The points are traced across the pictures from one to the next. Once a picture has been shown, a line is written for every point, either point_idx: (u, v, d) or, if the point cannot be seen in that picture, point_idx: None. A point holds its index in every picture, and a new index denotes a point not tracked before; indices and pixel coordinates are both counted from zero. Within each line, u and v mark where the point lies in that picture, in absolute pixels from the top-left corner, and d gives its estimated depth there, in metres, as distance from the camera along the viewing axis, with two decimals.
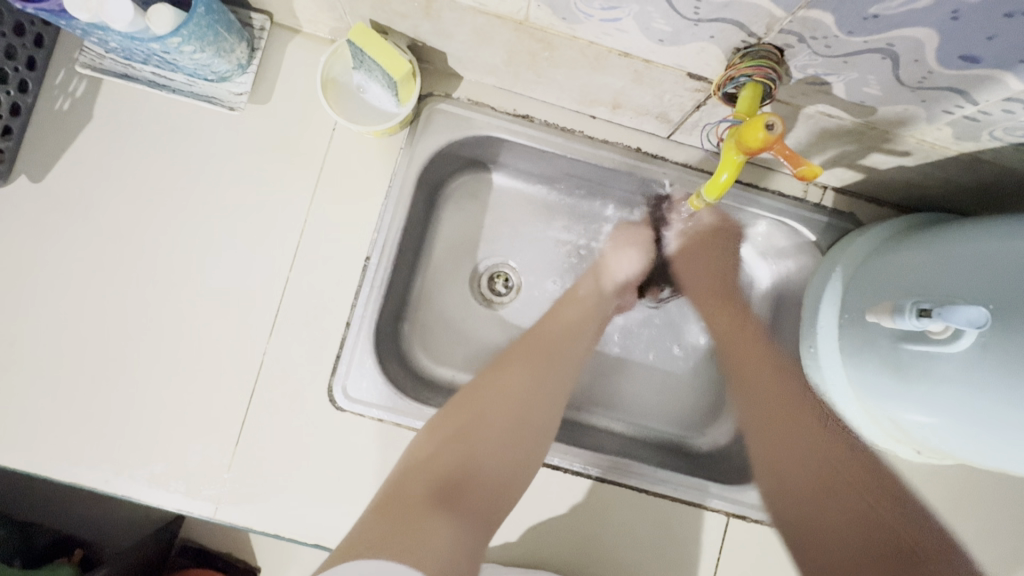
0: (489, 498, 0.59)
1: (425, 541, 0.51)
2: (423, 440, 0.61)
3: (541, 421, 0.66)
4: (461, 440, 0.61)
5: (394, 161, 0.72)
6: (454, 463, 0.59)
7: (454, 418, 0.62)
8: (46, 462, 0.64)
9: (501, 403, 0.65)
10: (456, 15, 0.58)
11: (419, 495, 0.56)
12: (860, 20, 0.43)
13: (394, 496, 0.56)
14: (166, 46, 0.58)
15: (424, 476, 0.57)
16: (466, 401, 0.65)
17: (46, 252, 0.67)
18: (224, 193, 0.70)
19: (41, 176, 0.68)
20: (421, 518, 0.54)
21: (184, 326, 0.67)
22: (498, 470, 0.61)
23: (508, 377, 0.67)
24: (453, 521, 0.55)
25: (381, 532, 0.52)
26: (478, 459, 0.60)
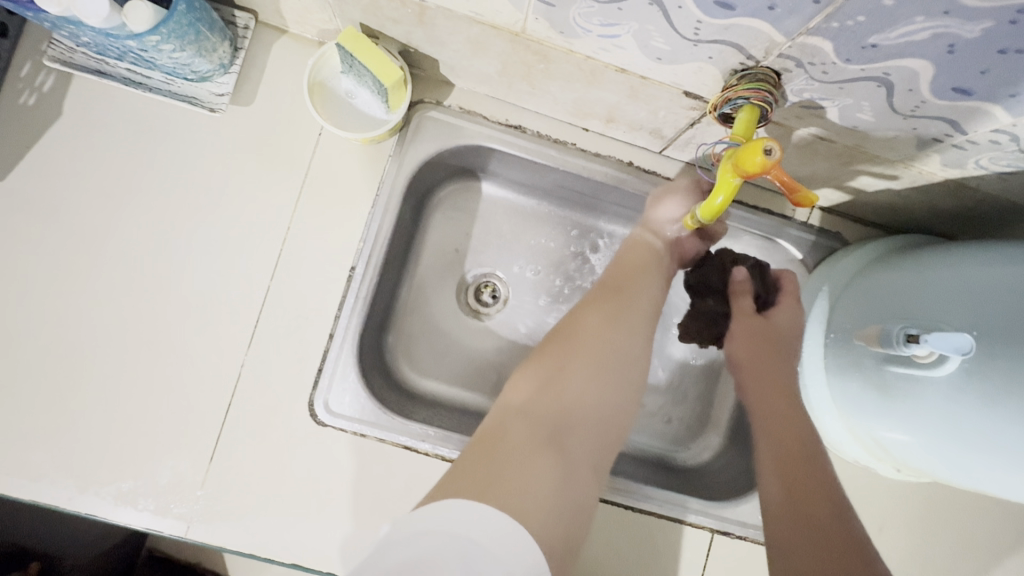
0: (591, 444, 0.56)
1: (530, 488, 0.48)
2: (517, 386, 0.58)
3: (634, 365, 0.62)
4: (556, 387, 0.57)
5: (382, 168, 0.70)
6: (553, 407, 0.55)
7: (548, 362, 0.60)
8: (1, 479, 0.60)
9: (591, 352, 0.60)
10: (451, 23, 0.56)
11: (521, 441, 0.52)
12: (859, 49, 0.43)
13: (497, 437, 0.53)
14: (143, 43, 0.55)
15: (527, 416, 0.55)
16: (557, 351, 0.60)
17: (5, 256, 0.63)
18: (202, 197, 0.67)
19: (3, 174, 0.64)
20: (527, 459, 0.50)
21: (157, 336, 0.64)
22: (597, 414, 0.58)
23: (592, 319, 0.63)
24: (557, 470, 0.51)
25: (482, 480, 0.48)
26: (573, 407, 0.56)
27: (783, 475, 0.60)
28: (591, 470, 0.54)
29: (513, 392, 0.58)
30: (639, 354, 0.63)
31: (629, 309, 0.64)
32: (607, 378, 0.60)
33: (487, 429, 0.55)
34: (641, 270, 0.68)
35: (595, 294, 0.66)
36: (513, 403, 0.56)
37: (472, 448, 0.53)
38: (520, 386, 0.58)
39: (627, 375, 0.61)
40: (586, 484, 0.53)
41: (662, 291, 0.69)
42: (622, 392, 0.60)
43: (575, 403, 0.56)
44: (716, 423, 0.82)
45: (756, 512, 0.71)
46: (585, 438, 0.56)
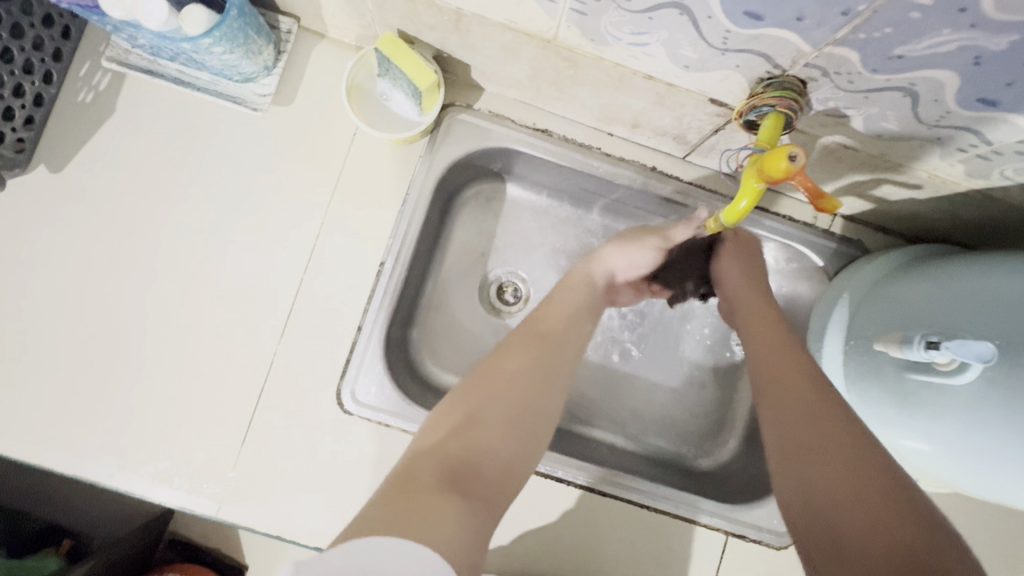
0: (498, 494, 0.47)
1: (420, 542, 0.37)
2: (433, 411, 0.53)
3: (552, 388, 0.57)
4: (463, 416, 0.50)
5: (412, 169, 0.73)
6: (463, 448, 0.48)
7: (465, 382, 0.55)
8: (49, 453, 0.63)
9: (509, 380, 0.54)
10: (485, 30, 0.59)
11: (424, 483, 0.44)
12: (885, 59, 0.44)
13: (404, 474, 0.45)
14: (197, 45, 0.58)
15: (433, 458, 0.46)
16: (473, 371, 0.56)
17: (60, 243, 0.67)
18: (242, 192, 0.70)
19: (61, 167, 0.68)
20: (428, 500, 0.42)
21: (196, 323, 0.67)
22: (513, 456, 0.50)
23: (512, 346, 0.59)
24: (463, 518, 0.42)
25: (378, 532, 0.37)
26: (484, 448, 0.48)
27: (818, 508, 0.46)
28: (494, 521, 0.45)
29: (426, 423, 0.52)
30: (559, 391, 0.58)
31: (553, 333, 0.61)
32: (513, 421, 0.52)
33: (392, 475, 0.46)
34: (569, 307, 0.66)
35: (524, 331, 0.61)
36: (421, 447, 0.47)
37: (373, 501, 0.42)
38: (434, 409, 0.53)
39: (545, 409, 0.55)
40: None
41: (590, 316, 0.67)
42: (526, 444, 0.52)
43: (492, 438, 0.50)
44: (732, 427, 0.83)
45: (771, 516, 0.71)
46: (493, 481, 0.47)
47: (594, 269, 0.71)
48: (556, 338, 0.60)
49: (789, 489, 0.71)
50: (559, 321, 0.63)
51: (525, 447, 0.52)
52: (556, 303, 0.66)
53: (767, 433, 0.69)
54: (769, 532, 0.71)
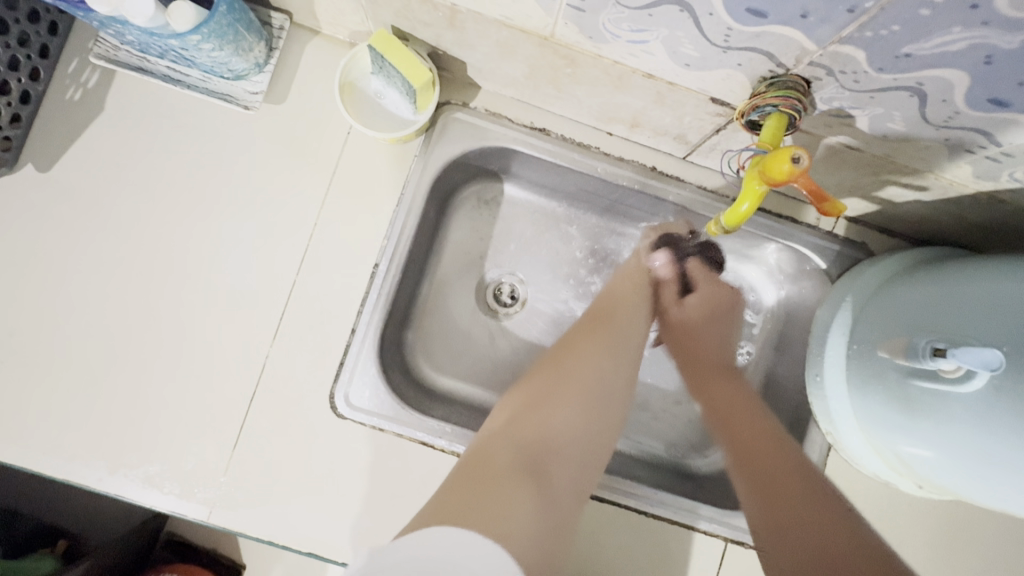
0: (574, 477, 0.55)
1: (504, 520, 0.46)
2: (499, 414, 0.58)
3: (615, 389, 0.61)
4: (528, 414, 0.56)
5: (407, 168, 0.71)
6: (533, 438, 0.54)
7: (534, 398, 0.58)
8: (38, 457, 0.62)
9: (565, 385, 0.59)
10: (481, 26, 0.57)
11: (498, 468, 0.51)
12: (892, 58, 0.42)
13: (482, 459, 0.53)
14: (185, 42, 0.57)
15: (507, 444, 0.54)
16: (533, 387, 0.60)
17: (50, 242, 0.66)
18: (234, 192, 0.69)
19: (49, 166, 0.67)
20: (505, 485, 0.49)
21: (187, 325, 0.66)
22: (588, 436, 0.57)
23: (573, 347, 0.63)
24: (535, 501, 0.49)
25: (459, 508, 0.46)
26: (554, 430, 0.56)
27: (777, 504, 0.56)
28: (574, 495, 0.53)
29: (490, 429, 0.57)
30: (625, 382, 0.62)
31: (603, 345, 0.63)
32: (587, 404, 0.58)
33: (470, 458, 0.54)
34: (630, 309, 0.69)
35: (576, 330, 0.66)
36: (494, 431, 0.56)
37: (451, 478, 0.52)
38: (501, 417, 0.58)
39: (608, 399, 0.60)
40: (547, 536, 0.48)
41: (636, 318, 0.69)
42: (603, 419, 0.59)
43: (558, 430, 0.56)
44: None
45: None
46: (573, 465, 0.55)
47: (643, 258, 0.75)
48: (603, 310, 0.69)
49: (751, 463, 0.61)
50: (614, 314, 0.68)
51: (597, 429, 0.58)
52: (614, 290, 0.71)
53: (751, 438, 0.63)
54: None
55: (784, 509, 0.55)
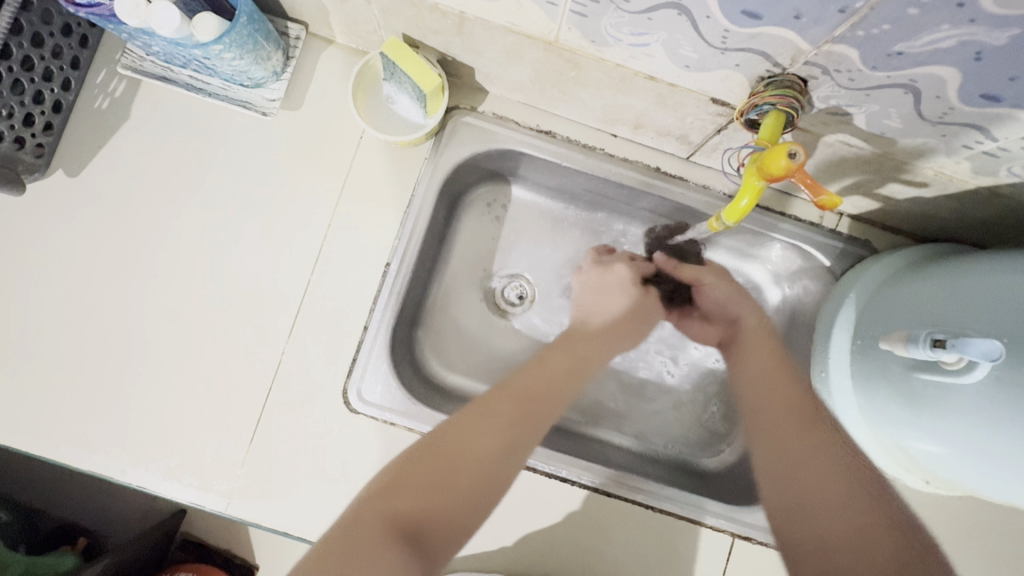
0: (462, 497, 0.50)
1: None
2: (484, 432, 0.54)
3: (492, 488, 0.52)
4: (451, 432, 0.53)
5: (418, 170, 0.74)
6: (416, 505, 0.47)
7: (429, 485, 0.49)
8: (65, 450, 0.65)
9: (475, 419, 0.55)
10: (488, 33, 0.60)
11: (364, 544, 0.43)
12: (884, 56, 0.44)
13: (360, 531, 0.45)
14: (208, 52, 0.60)
15: (385, 503, 0.47)
16: (454, 453, 0.52)
17: (78, 245, 0.69)
18: (253, 194, 0.71)
19: (78, 171, 0.70)
20: (378, 559, 0.42)
21: (207, 323, 0.69)
22: (483, 487, 0.51)
23: (479, 441, 0.53)
24: (405, 566, 0.42)
25: (333, 563, 0.41)
26: (454, 476, 0.50)
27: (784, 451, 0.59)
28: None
29: (401, 490, 0.48)
30: (553, 403, 0.60)
31: (520, 426, 0.56)
32: (496, 443, 0.53)
33: (354, 521, 0.46)
34: (549, 399, 0.60)
35: (556, 346, 0.68)
36: (400, 492, 0.48)
37: (343, 526, 0.46)
38: (418, 472, 0.50)
39: (541, 417, 0.58)
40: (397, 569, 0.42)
41: (625, 341, 0.73)
42: (511, 451, 0.54)
43: (444, 505, 0.49)
44: (738, 429, 0.83)
45: None
46: (451, 529, 0.48)
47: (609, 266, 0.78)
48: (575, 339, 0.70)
49: (807, 440, 0.59)
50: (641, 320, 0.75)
51: (501, 470, 0.53)
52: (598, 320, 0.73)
53: (774, 426, 0.62)
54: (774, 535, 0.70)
55: (826, 502, 0.52)
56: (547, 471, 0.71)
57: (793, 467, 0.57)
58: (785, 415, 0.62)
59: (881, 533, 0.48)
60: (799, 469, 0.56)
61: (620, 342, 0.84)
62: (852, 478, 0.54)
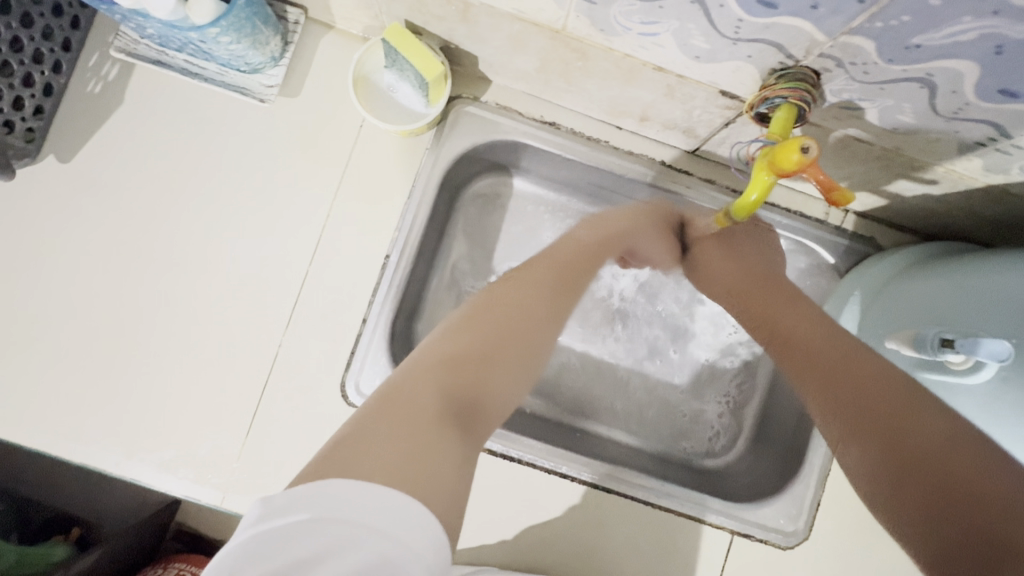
0: (505, 380, 0.46)
1: (439, 474, 0.36)
2: (526, 291, 0.52)
3: (536, 352, 0.50)
4: (481, 315, 0.49)
5: (419, 160, 0.72)
6: (460, 377, 0.43)
7: (481, 350, 0.46)
8: (57, 441, 0.64)
9: (511, 306, 0.50)
10: (492, 20, 0.58)
11: (419, 417, 0.39)
12: (902, 49, 0.43)
13: (416, 403, 0.40)
14: (204, 35, 0.58)
15: (432, 375, 0.42)
16: (505, 316, 0.49)
17: (70, 232, 0.68)
18: (250, 182, 0.70)
19: (70, 157, 0.69)
20: (429, 436, 0.38)
21: (202, 313, 0.68)
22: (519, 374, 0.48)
23: (525, 301, 0.51)
24: (462, 455, 0.39)
25: (376, 445, 0.36)
26: (493, 372, 0.45)
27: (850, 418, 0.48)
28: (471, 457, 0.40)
29: (445, 347, 0.45)
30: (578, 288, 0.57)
31: (549, 297, 0.53)
32: (536, 322, 0.50)
33: (415, 399, 0.40)
34: (588, 262, 0.59)
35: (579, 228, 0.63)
36: (448, 352, 0.45)
37: (372, 410, 0.39)
38: (468, 334, 0.47)
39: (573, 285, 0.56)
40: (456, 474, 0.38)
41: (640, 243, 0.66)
42: (544, 329, 0.51)
43: (497, 371, 0.46)
44: (739, 426, 0.82)
45: (778, 516, 0.70)
46: (493, 415, 0.45)
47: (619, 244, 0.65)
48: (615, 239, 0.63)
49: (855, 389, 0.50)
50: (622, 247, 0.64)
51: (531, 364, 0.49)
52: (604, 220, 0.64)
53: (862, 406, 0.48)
54: (774, 533, 0.70)
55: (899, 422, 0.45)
56: (547, 467, 0.70)
57: (851, 429, 0.48)
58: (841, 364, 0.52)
59: (921, 478, 0.41)
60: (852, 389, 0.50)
61: (622, 337, 0.83)
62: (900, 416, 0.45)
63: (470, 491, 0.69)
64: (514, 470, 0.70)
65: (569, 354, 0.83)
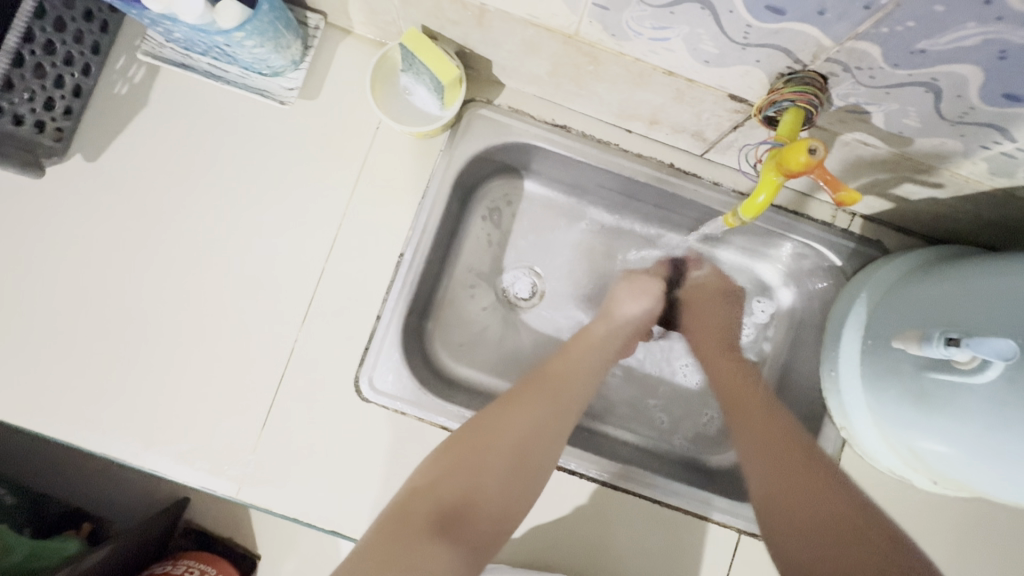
0: (500, 504, 0.54)
1: (423, 575, 0.46)
2: (517, 415, 0.59)
3: (533, 466, 0.57)
4: (481, 430, 0.57)
5: (433, 162, 0.74)
6: (450, 494, 0.52)
7: (464, 470, 0.53)
8: (78, 431, 0.66)
9: (512, 432, 0.57)
10: (507, 26, 0.60)
11: (414, 528, 0.49)
12: (907, 54, 0.44)
13: (406, 512, 0.51)
14: (230, 38, 0.60)
15: (428, 501, 0.51)
16: (481, 439, 0.56)
17: (94, 228, 0.70)
18: (269, 182, 0.72)
19: (96, 156, 0.71)
20: (416, 547, 0.48)
21: (221, 308, 0.69)
22: (512, 493, 0.55)
23: (506, 422, 0.58)
24: (450, 556, 0.48)
25: (382, 554, 0.47)
26: (484, 488, 0.53)
27: (762, 458, 0.61)
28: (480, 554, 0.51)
29: (429, 466, 0.55)
30: (567, 421, 0.62)
31: (545, 427, 0.59)
32: (518, 456, 0.56)
33: (416, 496, 0.52)
34: (568, 381, 0.65)
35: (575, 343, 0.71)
36: (433, 473, 0.54)
37: (383, 518, 0.52)
38: (449, 456, 0.55)
39: (561, 403, 0.62)
40: (444, 566, 0.47)
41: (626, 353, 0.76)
42: (535, 454, 0.57)
43: (483, 476, 0.54)
44: None
45: None
46: (487, 522, 0.53)
47: (613, 321, 0.74)
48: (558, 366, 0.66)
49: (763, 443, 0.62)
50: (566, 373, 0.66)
51: (524, 481, 0.56)
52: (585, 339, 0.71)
53: (790, 469, 0.58)
54: None
55: (807, 504, 0.55)
56: (556, 463, 0.71)
57: (800, 526, 0.53)
58: (764, 428, 0.63)
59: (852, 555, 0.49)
60: (782, 466, 0.59)
61: None
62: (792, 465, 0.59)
63: None
64: None
65: None
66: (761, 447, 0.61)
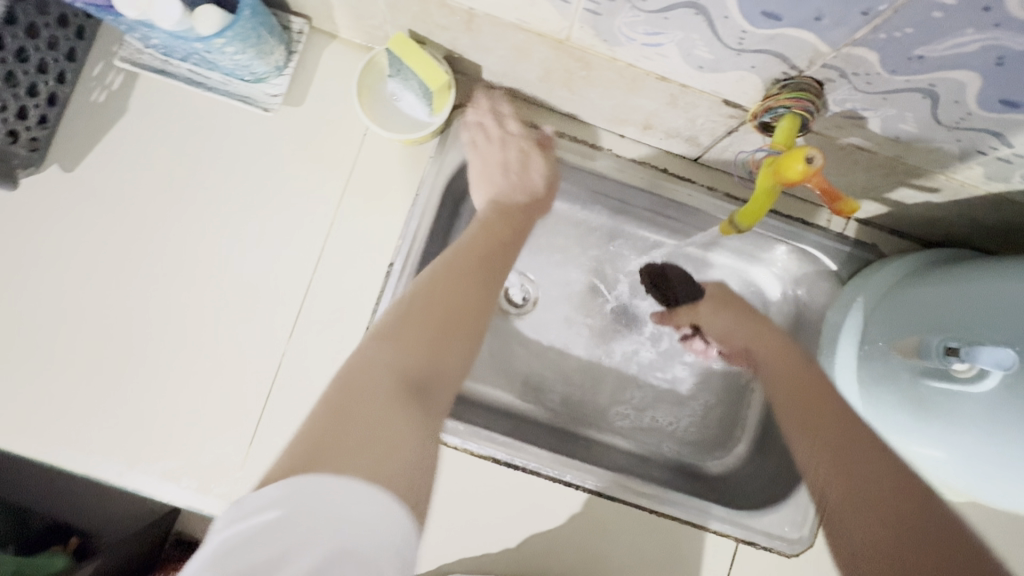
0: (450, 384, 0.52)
1: (391, 440, 0.41)
2: (456, 286, 0.57)
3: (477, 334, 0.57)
4: (420, 304, 0.54)
5: (422, 169, 0.72)
6: (413, 364, 0.49)
7: (425, 348, 0.51)
8: (59, 452, 0.64)
9: (442, 307, 0.55)
10: (497, 30, 0.59)
11: (376, 393, 0.44)
12: (905, 60, 0.43)
13: (373, 380, 0.45)
14: (209, 45, 0.59)
15: (384, 368, 0.47)
16: (436, 317, 0.54)
17: (72, 241, 0.68)
18: (255, 192, 0.70)
19: (72, 166, 0.69)
20: (383, 406, 0.43)
21: (206, 322, 0.68)
22: (455, 363, 0.53)
23: (436, 287, 0.56)
24: (417, 422, 0.44)
25: (330, 433, 0.39)
26: (443, 368, 0.51)
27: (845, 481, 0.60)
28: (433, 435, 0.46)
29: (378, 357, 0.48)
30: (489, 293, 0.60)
31: (484, 269, 0.61)
32: (454, 334, 0.54)
33: (376, 379, 0.46)
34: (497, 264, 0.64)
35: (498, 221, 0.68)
36: (390, 362, 0.48)
37: (334, 391, 0.44)
38: (407, 328, 0.52)
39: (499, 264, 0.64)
40: (405, 427, 0.43)
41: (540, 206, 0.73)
42: (466, 322, 0.56)
43: (440, 359, 0.52)
44: (740, 433, 0.82)
45: (783, 522, 0.70)
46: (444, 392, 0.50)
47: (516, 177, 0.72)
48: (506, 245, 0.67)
49: (847, 487, 0.60)
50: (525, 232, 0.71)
51: (462, 346, 0.54)
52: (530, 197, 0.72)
53: (851, 474, 0.60)
54: (782, 541, 0.69)
55: (896, 513, 0.55)
56: (551, 475, 0.70)
57: (845, 497, 0.60)
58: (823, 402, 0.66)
59: None
60: (855, 470, 0.60)
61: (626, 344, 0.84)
62: (891, 517, 0.55)
63: (473, 499, 0.69)
64: (517, 478, 0.70)
65: (573, 362, 0.82)
66: (837, 455, 0.62)
